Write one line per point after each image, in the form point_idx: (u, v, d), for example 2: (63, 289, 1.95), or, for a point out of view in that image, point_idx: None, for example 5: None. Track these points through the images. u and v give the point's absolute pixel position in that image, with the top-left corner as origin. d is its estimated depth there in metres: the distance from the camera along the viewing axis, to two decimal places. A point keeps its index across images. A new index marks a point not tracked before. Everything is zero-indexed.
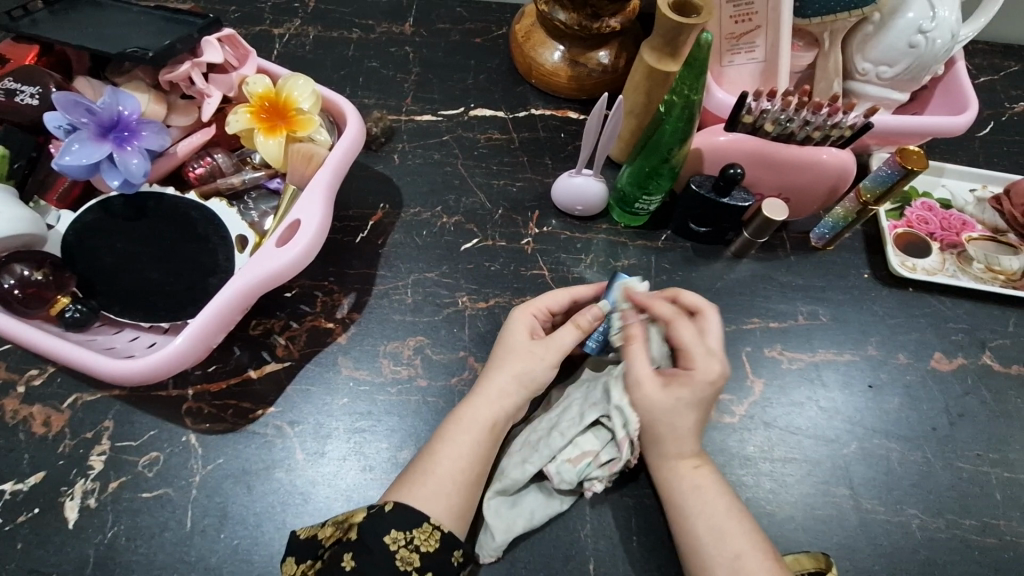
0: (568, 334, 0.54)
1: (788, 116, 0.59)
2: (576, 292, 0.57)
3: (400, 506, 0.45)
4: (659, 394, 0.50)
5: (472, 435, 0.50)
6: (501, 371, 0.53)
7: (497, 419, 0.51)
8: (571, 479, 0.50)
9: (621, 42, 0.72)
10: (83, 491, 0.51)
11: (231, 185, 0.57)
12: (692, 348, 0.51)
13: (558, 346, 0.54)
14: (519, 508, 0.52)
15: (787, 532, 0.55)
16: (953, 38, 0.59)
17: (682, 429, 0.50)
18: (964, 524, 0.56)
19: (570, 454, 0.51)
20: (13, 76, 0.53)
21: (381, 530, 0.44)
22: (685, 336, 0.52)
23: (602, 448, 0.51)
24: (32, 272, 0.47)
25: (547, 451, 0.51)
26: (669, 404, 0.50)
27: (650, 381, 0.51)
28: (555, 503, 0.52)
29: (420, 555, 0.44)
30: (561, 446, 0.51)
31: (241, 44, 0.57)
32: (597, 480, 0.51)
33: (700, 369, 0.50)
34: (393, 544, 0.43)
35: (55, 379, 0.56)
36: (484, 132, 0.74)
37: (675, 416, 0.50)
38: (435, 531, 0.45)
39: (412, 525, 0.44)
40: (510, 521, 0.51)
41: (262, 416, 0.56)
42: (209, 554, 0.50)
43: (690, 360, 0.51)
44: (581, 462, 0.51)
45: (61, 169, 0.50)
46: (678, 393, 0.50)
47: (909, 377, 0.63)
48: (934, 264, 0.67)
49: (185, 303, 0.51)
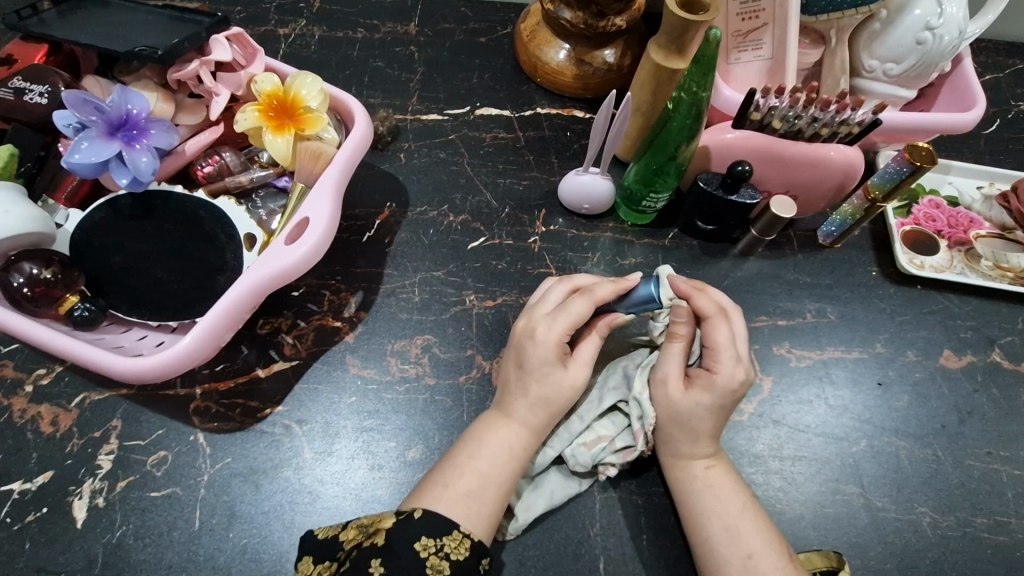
0: (591, 347, 0.52)
1: (796, 112, 0.59)
2: (599, 296, 0.52)
3: (429, 514, 0.45)
4: (680, 394, 0.50)
5: (498, 442, 0.50)
6: (522, 396, 0.51)
7: (523, 442, 0.50)
8: (585, 462, 0.52)
9: (627, 40, 0.72)
10: (92, 491, 0.51)
11: (239, 183, 0.58)
12: (722, 351, 0.50)
13: (582, 362, 0.52)
14: (539, 491, 0.53)
15: (798, 530, 0.54)
16: (961, 33, 0.59)
17: (702, 430, 0.50)
18: (975, 522, 0.55)
19: (585, 439, 0.53)
20: (22, 75, 0.53)
21: (411, 535, 0.44)
22: (720, 338, 0.50)
23: (617, 434, 0.53)
24: (40, 270, 0.47)
25: (565, 435, 0.53)
26: (689, 407, 0.50)
27: (675, 382, 0.51)
28: (573, 484, 0.53)
29: (450, 562, 0.43)
30: (579, 430, 0.53)
31: (248, 43, 0.57)
32: (611, 465, 0.52)
33: (725, 375, 0.50)
34: (423, 551, 0.43)
35: (63, 378, 0.55)
36: (489, 131, 0.74)
37: (693, 418, 0.50)
38: (465, 539, 0.45)
39: (443, 533, 0.44)
40: (532, 502, 0.52)
41: (271, 414, 0.56)
42: (217, 554, 0.50)
43: (716, 364, 0.50)
44: (595, 447, 0.52)
45: (70, 167, 0.50)
46: (697, 397, 0.50)
47: (918, 375, 0.62)
48: (942, 262, 0.67)
49: (192, 301, 0.51)
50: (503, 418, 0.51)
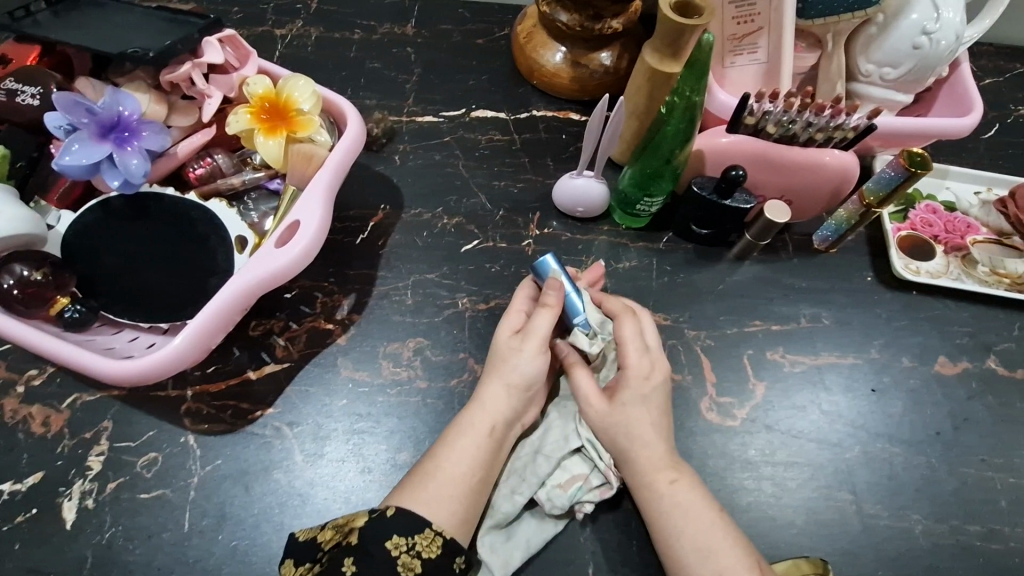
0: (545, 322, 0.53)
1: (790, 117, 0.58)
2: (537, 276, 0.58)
3: (401, 512, 0.45)
4: (607, 408, 0.51)
5: (469, 434, 0.50)
6: (493, 377, 0.53)
7: (494, 426, 0.51)
8: (562, 504, 0.51)
9: (623, 43, 0.72)
10: (81, 492, 0.51)
11: (231, 185, 0.57)
12: (628, 346, 0.53)
13: (534, 335, 0.53)
14: (514, 541, 0.51)
15: (788, 537, 0.54)
16: (958, 39, 0.59)
17: (644, 436, 0.51)
18: (968, 530, 0.55)
19: (559, 480, 0.51)
20: (14, 77, 0.53)
21: (384, 534, 0.44)
22: (627, 334, 0.54)
23: (591, 472, 0.52)
24: (31, 271, 0.47)
25: (536, 479, 0.51)
26: (618, 417, 0.51)
27: (598, 399, 0.51)
28: (549, 526, 0.52)
29: (421, 561, 0.43)
30: (549, 472, 0.52)
31: (241, 45, 0.57)
32: (588, 503, 0.51)
33: (633, 367, 0.52)
34: (395, 550, 0.43)
35: (54, 379, 0.56)
36: (485, 133, 0.73)
37: (626, 429, 0.50)
38: (437, 537, 0.45)
39: (413, 531, 0.44)
40: (508, 556, 0.50)
41: (262, 416, 0.56)
42: (206, 556, 0.50)
43: (625, 360, 0.53)
44: (570, 487, 0.51)
45: (61, 169, 0.50)
46: (624, 400, 0.51)
47: (913, 381, 0.62)
48: (938, 267, 0.67)
49: (184, 303, 0.51)
50: (474, 405, 0.52)
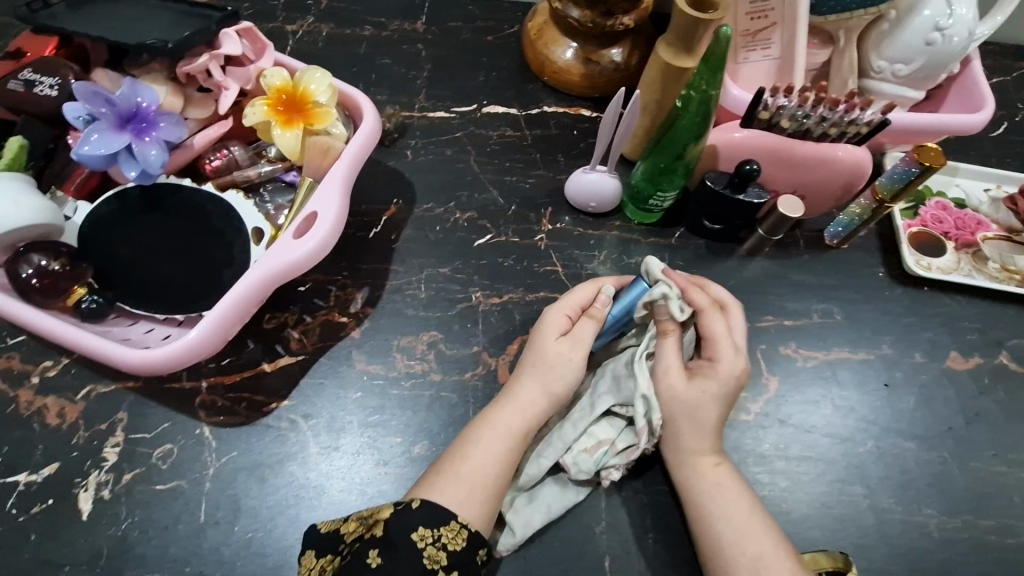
0: (590, 329, 0.53)
1: (805, 112, 0.59)
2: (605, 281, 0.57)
3: (427, 504, 0.45)
4: (683, 386, 0.51)
5: (501, 434, 0.50)
6: (530, 377, 0.53)
7: (526, 428, 0.51)
8: (588, 468, 0.51)
9: (634, 39, 0.72)
10: (96, 483, 0.51)
11: (247, 177, 0.58)
12: (720, 341, 0.52)
13: (580, 343, 0.53)
14: (536, 504, 0.52)
15: (802, 531, 0.54)
16: (970, 35, 0.59)
17: (705, 421, 0.51)
18: (981, 524, 0.55)
19: (586, 445, 0.52)
20: (31, 67, 0.53)
21: (409, 526, 0.44)
22: (717, 328, 0.53)
23: (618, 437, 0.53)
24: (50, 261, 0.48)
25: (562, 444, 0.52)
26: (693, 397, 0.51)
27: (678, 374, 0.52)
28: (572, 493, 0.53)
29: (447, 553, 0.44)
30: (575, 437, 0.52)
31: (257, 38, 0.57)
32: (615, 468, 0.52)
33: (725, 363, 0.52)
34: (420, 542, 0.43)
35: (69, 370, 0.55)
36: (496, 129, 0.74)
37: (695, 409, 0.51)
38: (463, 529, 0.45)
39: (439, 523, 0.44)
40: (529, 517, 0.51)
41: (276, 409, 0.56)
42: (222, 548, 0.50)
43: (716, 354, 0.52)
44: (596, 452, 0.52)
45: (80, 159, 0.50)
46: (704, 387, 0.51)
47: (924, 377, 0.62)
48: (948, 264, 0.67)
49: (200, 294, 0.51)
50: (502, 401, 0.52)
